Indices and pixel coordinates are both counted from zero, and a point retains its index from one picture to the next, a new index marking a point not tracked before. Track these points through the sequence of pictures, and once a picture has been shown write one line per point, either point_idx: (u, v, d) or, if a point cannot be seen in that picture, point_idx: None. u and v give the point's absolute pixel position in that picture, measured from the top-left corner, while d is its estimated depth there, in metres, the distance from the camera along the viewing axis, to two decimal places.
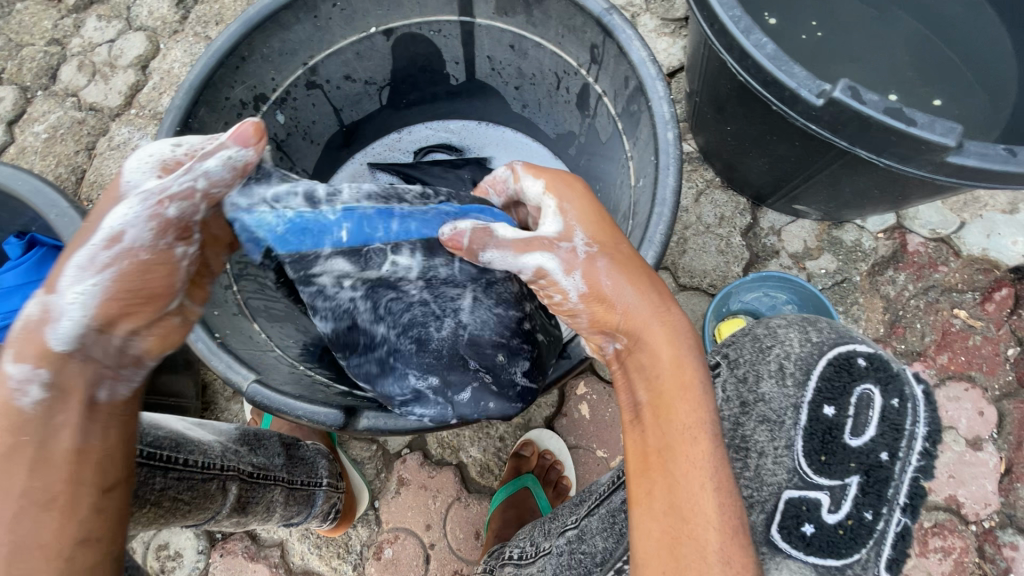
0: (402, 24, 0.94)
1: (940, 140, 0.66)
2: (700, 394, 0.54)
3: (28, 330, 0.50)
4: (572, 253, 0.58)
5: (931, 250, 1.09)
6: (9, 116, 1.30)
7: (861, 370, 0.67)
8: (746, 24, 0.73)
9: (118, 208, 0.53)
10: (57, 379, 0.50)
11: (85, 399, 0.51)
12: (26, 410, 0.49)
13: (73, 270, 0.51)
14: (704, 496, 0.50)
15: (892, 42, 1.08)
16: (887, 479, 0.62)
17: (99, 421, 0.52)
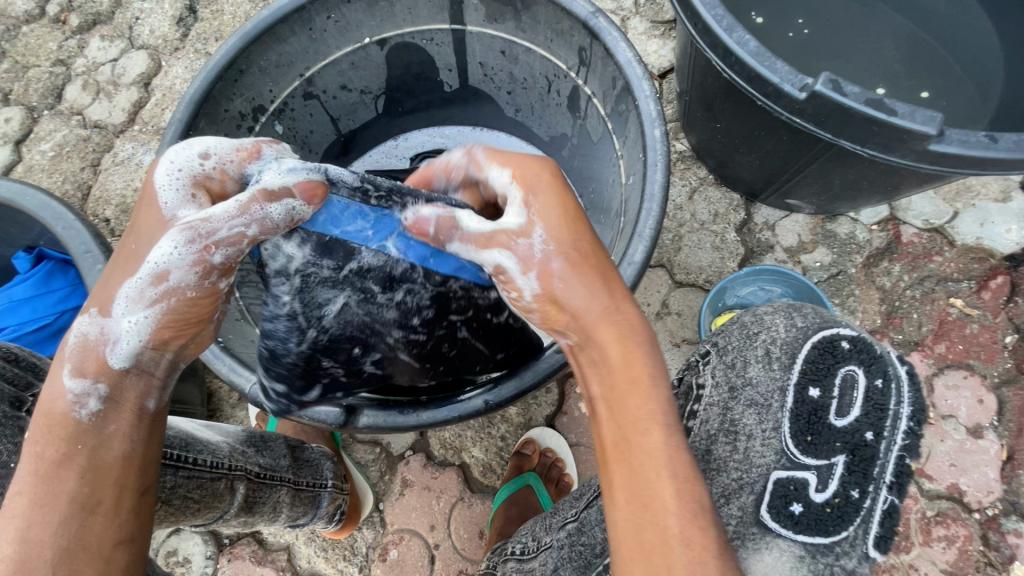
0: (395, 33, 0.96)
1: (920, 128, 0.68)
2: (649, 385, 0.54)
3: (85, 347, 0.52)
4: (528, 250, 0.59)
5: (925, 241, 1.10)
6: (16, 135, 1.34)
7: (846, 352, 0.66)
8: (728, 22, 0.75)
9: (161, 244, 0.52)
10: (111, 391, 0.52)
11: (136, 408, 0.54)
12: (79, 420, 0.51)
13: (123, 302, 0.52)
14: (659, 482, 0.51)
15: (879, 36, 1.10)
16: (872, 458, 0.62)
17: (142, 429, 0.54)
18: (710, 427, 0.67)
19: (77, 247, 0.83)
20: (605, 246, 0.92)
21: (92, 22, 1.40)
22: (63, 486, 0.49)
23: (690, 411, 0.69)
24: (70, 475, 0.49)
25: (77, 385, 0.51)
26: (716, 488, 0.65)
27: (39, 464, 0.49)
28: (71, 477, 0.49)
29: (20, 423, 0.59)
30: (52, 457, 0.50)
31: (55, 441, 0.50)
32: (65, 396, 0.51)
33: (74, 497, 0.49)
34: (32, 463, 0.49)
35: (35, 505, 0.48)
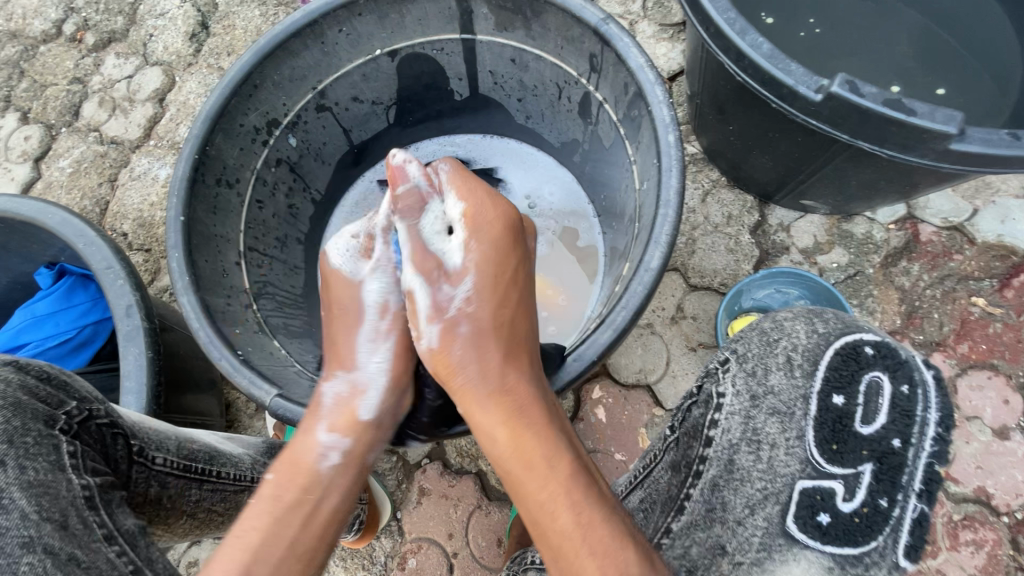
0: (406, 45, 0.97)
1: (941, 128, 0.67)
2: (530, 430, 0.62)
3: (343, 402, 0.70)
4: (446, 298, 0.70)
5: (944, 239, 1.09)
6: (36, 153, 1.36)
7: (870, 358, 0.62)
8: (741, 26, 0.75)
9: (371, 287, 0.75)
10: (352, 449, 0.68)
11: (363, 461, 0.69)
12: (326, 470, 0.65)
13: (366, 343, 0.73)
14: (561, 511, 0.57)
15: (894, 33, 1.08)
16: (901, 466, 0.59)
17: (357, 484, 0.67)
18: (732, 436, 0.65)
19: (98, 263, 0.84)
20: (619, 253, 0.92)
21: (107, 40, 1.42)
22: (288, 530, 0.60)
23: (710, 420, 0.67)
24: (293, 521, 0.61)
25: (331, 438, 0.67)
26: (739, 499, 0.63)
27: (273, 505, 0.62)
28: (293, 524, 0.61)
29: (56, 443, 0.57)
30: (287, 501, 0.62)
31: (294, 486, 0.64)
32: (318, 448, 0.66)
33: (293, 542, 0.60)
34: (269, 500, 0.62)
35: (263, 540, 0.59)
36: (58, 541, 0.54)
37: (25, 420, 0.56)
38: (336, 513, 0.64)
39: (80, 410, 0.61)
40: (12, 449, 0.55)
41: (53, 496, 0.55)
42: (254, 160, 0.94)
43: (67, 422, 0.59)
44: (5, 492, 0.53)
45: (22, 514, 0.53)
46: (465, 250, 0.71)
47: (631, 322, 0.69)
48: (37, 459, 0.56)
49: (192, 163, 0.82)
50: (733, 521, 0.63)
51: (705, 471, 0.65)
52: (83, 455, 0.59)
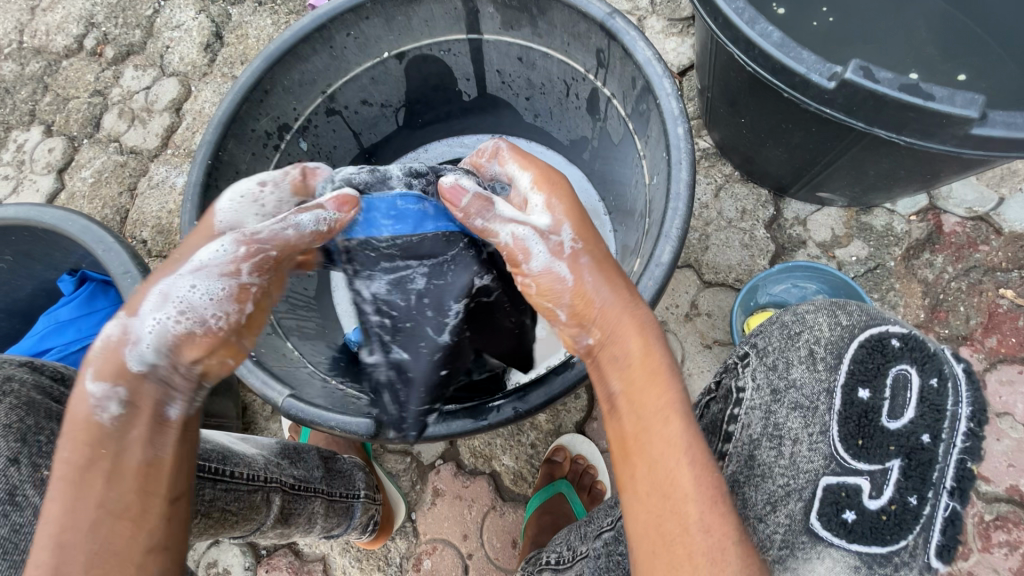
0: (413, 46, 0.97)
1: (961, 112, 0.65)
2: (669, 381, 0.54)
3: (108, 349, 0.55)
4: (557, 243, 0.59)
5: (969, 230, 1.05)
6: (59, 164, 1.40)
7: (895, 350, 0.61)
8: (750, 15, 0.73)
9: (210, 246, 0.59)
10: (136, 397, 0.54)
11: (155, 414, 0.54)
12: (104, 424, 0.52)
13: (156, 298, 0.56)
14: (679, 471, 0.50)
15: (912, 21, 1.05)
16: (931, 462, 0.56)
17: (160, 446, 0.54)
18: (754, 431, 0.61)
19: (118, 268, 0.86)
20: (631, 248, 0.91)
21: (126, 53, 1.46)
22: (91, 493, 0.49)
23: (730, 415, 0.63)
24: (97, 482, 0.50)
25: (99, 389, 0.53)
26: (761, 496, 0.59)
27: (65, 469, 0.50)
28: (98, 485, 0.50)
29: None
30: (76, 462, 0.50)
31: (80, 448, 0.51)
32: (89, 400, 0.52)
33: (104, 507, 0.49)
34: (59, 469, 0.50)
35: (68, 512, 0.48)
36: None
37: (39, 419, 0.58)
38: (147, 465, 0.52)
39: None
40: (25, 447, 0.56)
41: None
42: (265, 165, 0.95)
43: None
44: (19, 489, 0.54)
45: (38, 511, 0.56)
46: (545, 200, 0.62)
47: None
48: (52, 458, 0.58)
49: (206, 168, 0.82)
50: (754, 518, 0.58)
51: (724, 467, 0.61)
52: None
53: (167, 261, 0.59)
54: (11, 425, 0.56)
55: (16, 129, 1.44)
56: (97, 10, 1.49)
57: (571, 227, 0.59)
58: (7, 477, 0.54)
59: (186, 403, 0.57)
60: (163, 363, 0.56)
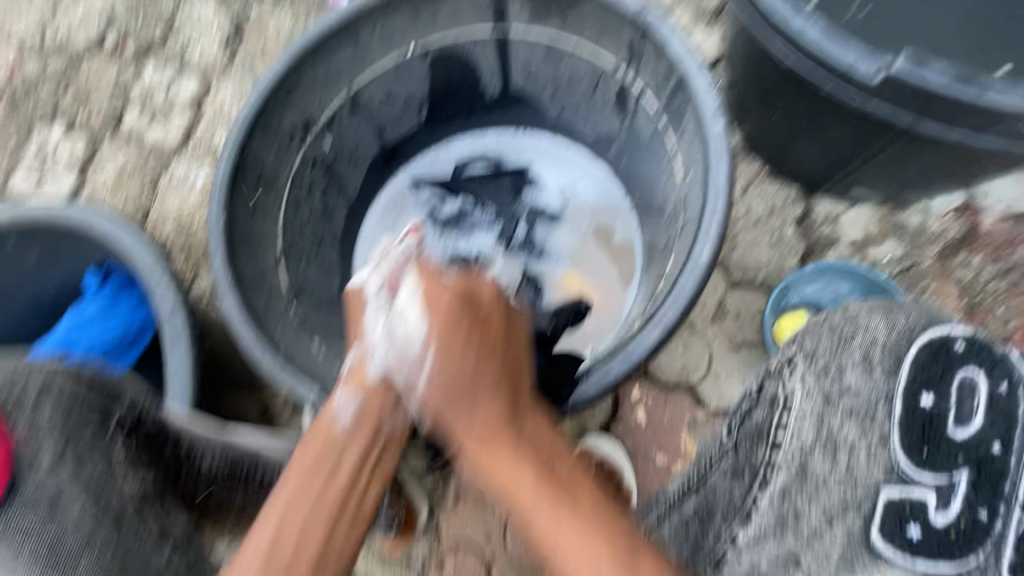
0: (438, 41, 0.96)
1: (1020, 105, 0.63)
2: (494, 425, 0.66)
3: (355, 369, 0.73)
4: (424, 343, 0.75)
5: (1009, 229, 1.03)
6: (81, 161, 1.41)
7: (960, 354, 0.57)
8: (792, 4, 0.71)
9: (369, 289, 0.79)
10: (365, 410, 0.70)
11: (379, 430, 0.70)
12: (341, 430, 0.68)
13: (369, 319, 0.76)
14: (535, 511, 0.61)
15: (951, 10, 1.01)
16: (1001, 475, 0.54)
17: (372, 449, 0.68)
18: (805, 440, 0.59)
19: (146, 265, 0.86)
20: (661, 247, 0.89)
21: (147, 49, 1.46)
22: (310, 491, 0.63)
23: (777, 424, 0.61)
24: (315, 483, 0.64)
25: (343, 402, 0.70)
26: (815, 509, 0.57)
27: (293, 473, 0.64)
28: (316, 485, 0.63)
29: (108, 443, 0.61)
30: (306, 465, 0.65)
31: (315, 454, 0.66)
32: (333, 411, 0.69)
33: (320, 500, 0.63)
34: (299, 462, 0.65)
35: (302, 504, 0.62)
36: (115, 539, 0.58)
37: (79, 422, 0.61)
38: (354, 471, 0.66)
39: (130, 414, 0.65)
40: (68, 450, 0.59)
41: (108, 495, 0.60)
42: (290, 163, 0.94)
43: (121, 422, 0.64)
44: (64, 492, 0.58)
45: (81, 512, 0.58)
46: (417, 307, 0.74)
47: (681, 319, 0.66)
48: (93, 458, 0.60)
49: (232, 163, 0.83)
50: (809, 532, 0.57)
51: (775, 478, 0.59)
52: (138, 452, 0.64)
53: (354, 314, 0.80)
54: (52, 429, 0.59)
55: (39, 125, 1.45)
56: (118, 6, 1.50)
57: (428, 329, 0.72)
58: (53, 479, 0.58)
59: (395, 416, 0.71)
60: (385, 377, 0.72)
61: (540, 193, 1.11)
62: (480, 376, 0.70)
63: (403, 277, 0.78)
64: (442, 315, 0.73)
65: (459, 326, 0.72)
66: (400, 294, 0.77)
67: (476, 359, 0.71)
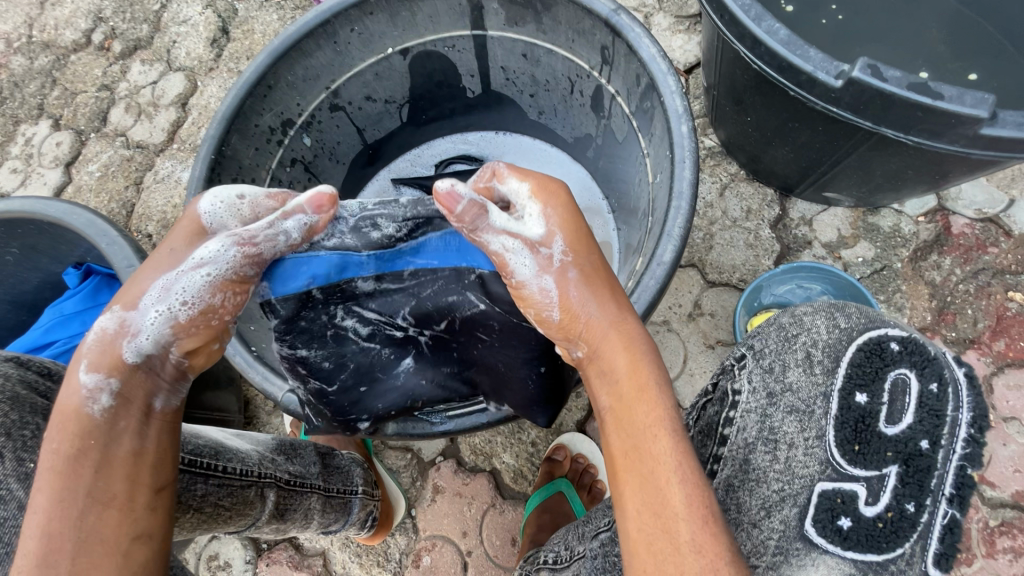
0: (417, 42, 0.97)
1: (971, 112, 0.64)
2: (649, 377, 0.55)
3: (105, 342, 0.54)
4: (548, 258, 0.59)
5: (978, 232, 1.04)
6: (66, 158, 1.41)
7: (894, 354, 0.56)
8: (756, 12, 0.73)
9: (202, 249, 0.56)
10: (125, 389, 0.53)
11: (144, 406, 0.54)
12: (98, 415, 0.52)
13: (154, 289, 0.55)
14: (669, 489, 0.50)
15: (922, 21, 1.04)
16: (929, 469, 0.52)
17: (152, 432, 0.54)
18: (748, 435, 0.59)
19: (120, 260, 0.86)
20: (633, 247, 0.91)
21: (133, 47, 1.47)
22: (80, 480, 0.49)
23: (725, 418, 0.62)
24: (85, 470, 0.49)
25: (92, 379, 0.52)
26: (755, 501, 0.57)
27: (56, 459, 0.50)
28: (86, 473, 0.49)
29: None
30: (66, 452, 0.50)
31: (70, 436, 0.51)
32: (82, 391, 0.52)
33: (93, 491, 0.49)
34: (47, 464, 0.49)
35: (55, 500, 0.48)
36: None
37: (23, 414, 0.57)
38: (138, 455, 0.52)
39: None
40: (10, 442, 0.55)
41: None
42: (269, 160, 0.95)
43: None
44: (4, 483, 0.53)
45: (22, 505, 0.54)
46: (542, 216, 0.60)
47: (643, 317, 0.67)
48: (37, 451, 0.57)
49: (208, 164, 0.82)
50: (749, 523, 0.57)
51: (719, 471, 0.60)
52: None
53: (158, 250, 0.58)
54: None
55: (25, 122, 1.45)
56: (105, 4, 1.50)
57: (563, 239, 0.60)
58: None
59: (172, 395, 0.57)
60: (154, 353, 0.55)
61: None
62: (607, 316, 0.58)
63: (213, 262, 0.56)
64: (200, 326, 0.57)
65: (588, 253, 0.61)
66: (180, 275, 0.55)
67: (606, 296, 0.59)
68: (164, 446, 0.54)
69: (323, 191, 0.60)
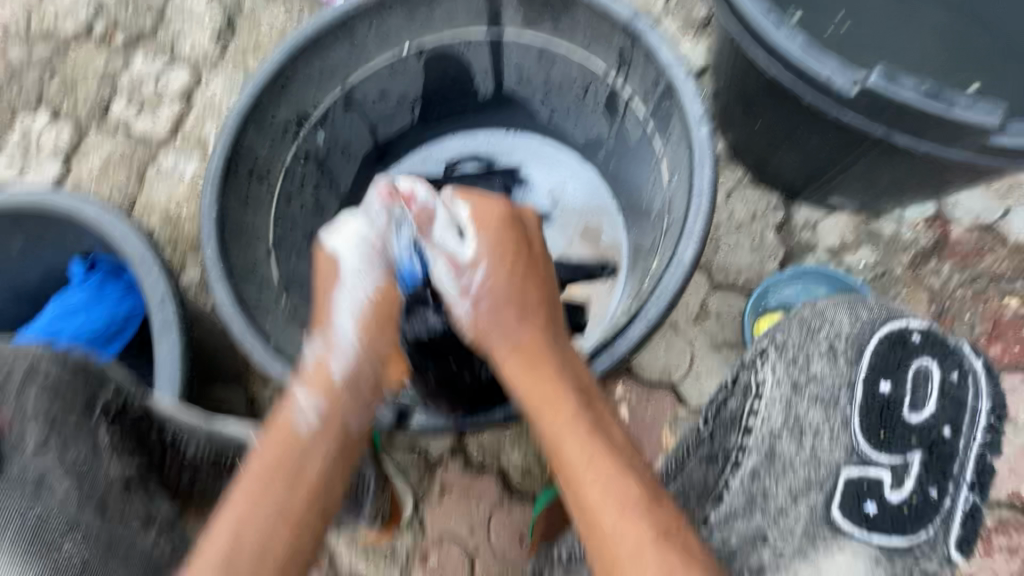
0: (434, 40, 0.98)
1: (982, 120, 0.67)
2: (570, 408, 0.62)
3: (319, 367, 0.67)
4: (467, 283, 0.72)
5: (975, 239, 1.07)
6: (66, 149, 1.39)
7: (916, 345, 0.60)
8: (775, 18, 0.75)
9: (347, 257, 0.72)
10: (327, 410, 0.64)
11: (342, 425, 0.64)
12: (301, 431, 0.61)
13: (343, 313, 0.70)
14: (597, 511, 0.56)
15: (926, 28, 1.07)
16: (951, 456, 0.57)
17: (339, 452, 0.62)
18: (774, 424, 0.60)
19: (136, 252, 0.85)
20: (646, 249, 0.92)
21: (136, 38, 1.45)
22: (270, 499, 0.56)
23: (749, 409, 0.62)
24: (280, 486, 0.58)
25: (306, 402, 0.64)
26: (781, 488, 0.59)
27: (258, 470, 0.58)
28: (280, 488, 0.57)
29: (95, 430, 0.60)
30: (268, 463, 0.59)
31: (276, 448, 0.60)
32: (291, 411, 0.63)
33: (281, 509, 0.57)
34: (254, 470, 0.59)
35: (252, 505, 0.56)
36: (98, 524, 0.57)
37: (64, 406, 0.58)
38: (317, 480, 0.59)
39: (116, 398, 0.63)
40: (53, 434, 0.57)
41: (92, 479, 0.58)
42: (285, 154, 0.95)
43: (104, 409, 0.61)
44: (48, 475, 0.55)
45: (64, 496, 0.56)
46: (474, 244, 0.72)
47: (663, 315, 0.68)
48: (77, 444, 0.58)
49: (224, 155, 0.83)
50: (775, 510, 0.58)
51: (745, 461, 0.60)
52: (121, 441, 0.62)
53: (321, 288, 0.73)
54: (38, 412, 0.57)
55: (22, 112, 1.43)
56: None
57: (485, 267, 0.71)
58: (38, 464, 0.55)
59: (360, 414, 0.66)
60: (352, 374, 0.67)
61: (529, 192, 1.14)
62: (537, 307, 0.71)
63: (359, 248, 0.73)
64: (381, 319, 0.71)
65: (520, 276, 0.72)
66: (354, 281, 0.71)
67: (530, 284, 0.72)
68: (339, 468, 0.62)
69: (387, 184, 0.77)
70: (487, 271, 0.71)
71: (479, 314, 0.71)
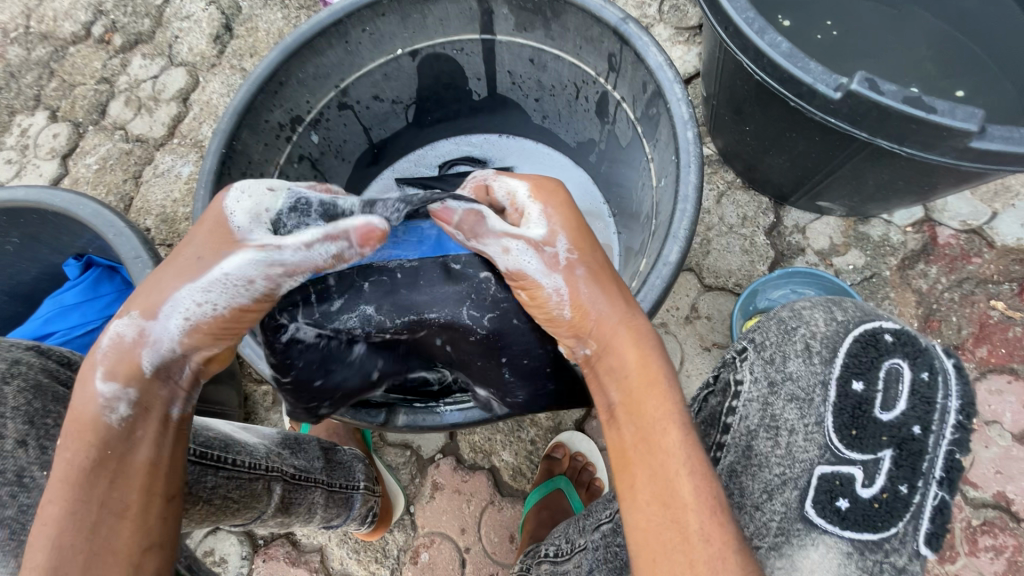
0: (426, 44, 0.99)
1: (962, 125, 0.68)
2: (666, 390, 0.56)
3: (121, 350, 0.55)
4: (553, 254, 0.59)
5: (963, 242, 1.08)
6: (63, 150, 1.40)
7: (888, 345, 0.60)
8: (760, 25, 0.76)
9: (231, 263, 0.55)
10: (143, 400, 0.55)
11: (163, 416, 0.56)
12: (114, 426, 0.54)
13: (167, 306, 0.55)
14: (679, 480, 0.51)
15: (911, 39, 1.09)
16: (921, 452, 0.56)
17: (167, 443, 0.56)
18: (751, 423, 0.62)
19: (128, 252, 0.86)
20: (635, 250, 0.93)
21: (134, 42, 1.46)
22: (94, 493, 0.52)
23: (727, 408, 0.64)
24: (101, 482, 0.52)
25: (109, 389, 0.54)
26: (757, 485, 0.60)
27: (66, 472, 0.52)
28: (102, 484, 0.52)
29: None
30: (81, 464, 0.52)
31: (85, 449, 0.53)
32: (97, 402, 0.54)
33: (108, 498, 0.52)
34: (66, 470, 0.52)
35: (67, 512, 0.50)
36: None
37: (45, 402, 0.60)
38: (151, 470, 0.54)
39: None
40: (33, 429, 0.57)
41: None
42: (278, 156, 0.95)
43: None
44: (27, 470, 0.56)
45: (45, 492, 0.56)
46: (546, 211, 0.61)
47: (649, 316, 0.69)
48: (58, 440, 0.59)
49: (219, 157, 0.82)
50: (751, 506, 0.60)
51: (722, 458, 0.63)
52: None
53: (162, 266, 0.57)
54: (19, 407, 0.57)
55: (21, 113, 1.44)
56: None
57: (567, 237, 0.60)
58: (15, 459, 0.55)
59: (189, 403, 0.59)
60: (166, 364, 0.56)
61: None
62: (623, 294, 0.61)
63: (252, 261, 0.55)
64: (224, 329, 0.57)
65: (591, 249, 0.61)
66: (208, 286, 0.55)
67: (608, 273, 0.61)
68: (178, 455, 0.57)
69: (373, 223, 0.55)
70: (570, 241, 0.60)
71: (575, 287, 0.59)
